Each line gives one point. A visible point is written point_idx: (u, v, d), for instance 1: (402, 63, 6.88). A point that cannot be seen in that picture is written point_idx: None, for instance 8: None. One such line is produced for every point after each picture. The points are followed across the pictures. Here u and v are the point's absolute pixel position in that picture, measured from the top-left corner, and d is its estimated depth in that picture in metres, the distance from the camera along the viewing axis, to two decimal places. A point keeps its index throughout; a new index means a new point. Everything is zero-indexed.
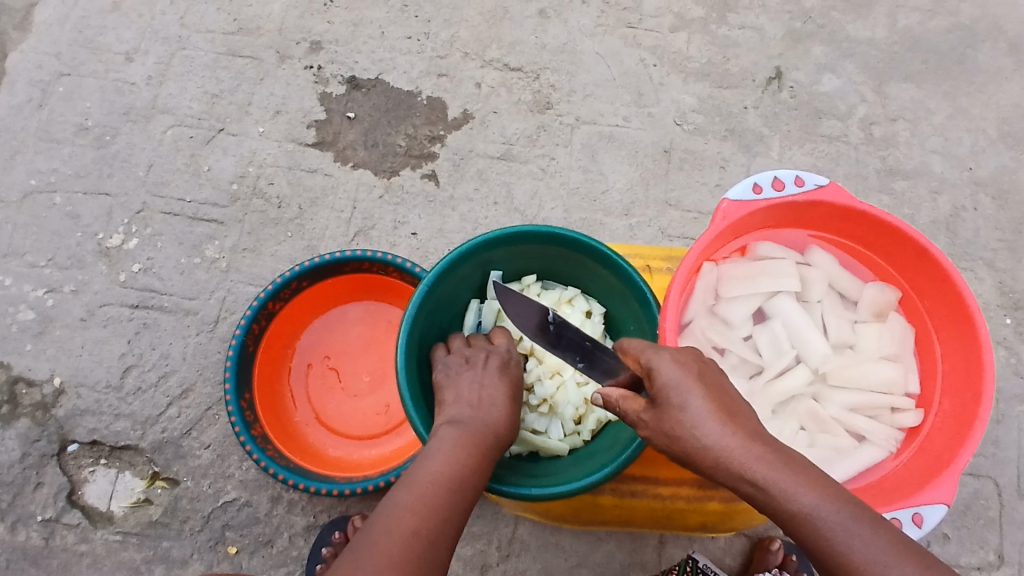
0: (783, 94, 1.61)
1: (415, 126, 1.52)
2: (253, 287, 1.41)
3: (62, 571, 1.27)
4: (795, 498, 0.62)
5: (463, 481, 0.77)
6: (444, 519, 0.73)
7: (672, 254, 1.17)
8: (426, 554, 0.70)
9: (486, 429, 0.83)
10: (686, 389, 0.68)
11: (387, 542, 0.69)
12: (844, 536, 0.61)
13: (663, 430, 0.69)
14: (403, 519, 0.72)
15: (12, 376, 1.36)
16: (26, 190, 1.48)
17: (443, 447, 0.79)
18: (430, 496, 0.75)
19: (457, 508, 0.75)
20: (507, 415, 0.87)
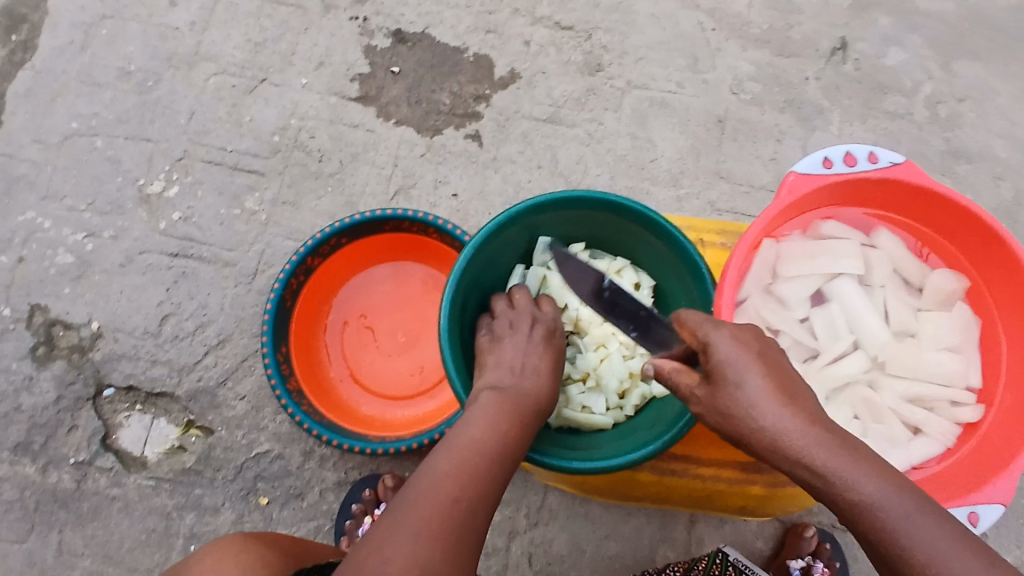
0: (846, 66, 1.53)
1: (459, 84, 1.47)
2: (292, 241, 1.40)
3: (95, 512, 1.30)
4: (855, 487, 0.59)
5: (501, 447, 0.75)
6: (480, 488, 0.71)
7: (727, 228, 1.10)
8: (462, 523, 0.68)
9: (525, 394, 0.81)
10: (743, 365, 0.65)
11: (421, 505, 0.68)
12: (905, 528, 0.57)
13: (716, 408, 0.66)
14: (440, 482, 0.70)
15: (49, 320, 1.38)
16: (67, 133, 1.47)
17: (483, 413, 0.78)
18: (468, 460, 0.73)
19: (494, 476, 0.73)
20: (548, 382, 0.85)
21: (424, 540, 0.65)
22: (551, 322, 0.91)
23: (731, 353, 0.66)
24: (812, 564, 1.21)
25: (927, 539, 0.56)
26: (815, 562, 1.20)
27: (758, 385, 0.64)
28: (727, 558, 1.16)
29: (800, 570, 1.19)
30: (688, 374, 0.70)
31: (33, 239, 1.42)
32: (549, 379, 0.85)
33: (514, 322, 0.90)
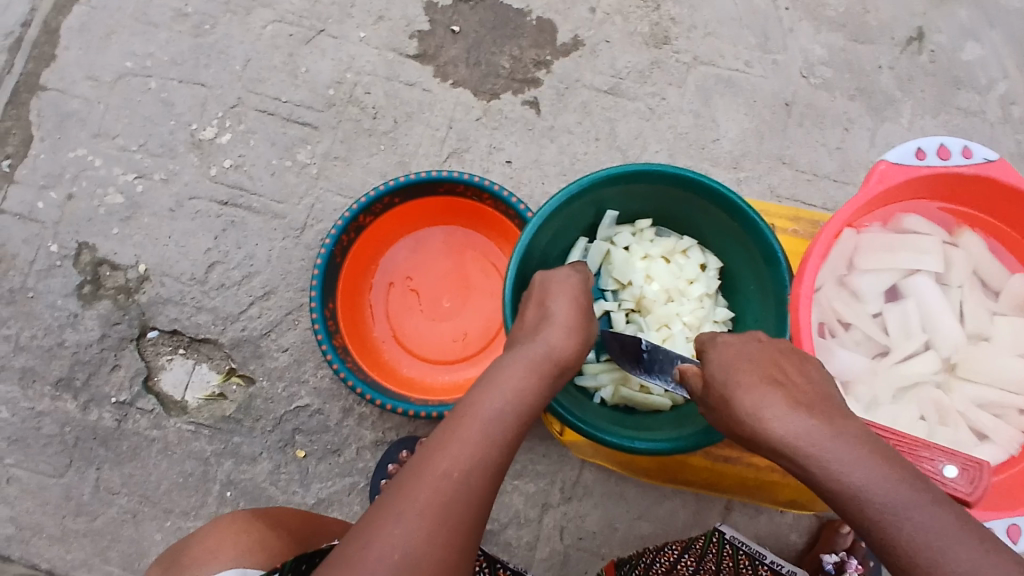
0: (922, 57, 1.46)
1: (521, 48, 1.43)
2: (341, 198, 1.38)
3: (133, 452, 1.32)
4: (848, 472, 0.57)
5: (515, 414, 0.68)
6: (479, 457, 0.64)
7: (800, 215, 1.04)
8: (454, 497, 0.62)
9: (543, 355, 0.74)
10: (737, 365, 0.71)
11: (419, 483, 0.62)
12: (899, 515, 0.55)
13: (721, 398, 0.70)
14: (442, 453, 0.64)
15: (96, 259, 1.38)
16: (121, 72, 1.45)
17: (497, 377, 0.71)
18: (476, 429, 0.66)
19: (498, 445, 0.66)
20: (572, 342, 0.77)
21: (420, 524, 0.59)
22: (582, 284, 0.84)
23: (728, 358, 0.72)
24: (846, 560, 1.20)
25: (919, 525, 0.54)
26: (849, 559, 1.19)
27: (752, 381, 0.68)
28: (724, 537, 1.16)
29: (833, 565, 1.19)
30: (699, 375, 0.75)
31: (84, 177, 1.41)
32: (574, 339, 0.77)
33: (556, 282, 0.83)
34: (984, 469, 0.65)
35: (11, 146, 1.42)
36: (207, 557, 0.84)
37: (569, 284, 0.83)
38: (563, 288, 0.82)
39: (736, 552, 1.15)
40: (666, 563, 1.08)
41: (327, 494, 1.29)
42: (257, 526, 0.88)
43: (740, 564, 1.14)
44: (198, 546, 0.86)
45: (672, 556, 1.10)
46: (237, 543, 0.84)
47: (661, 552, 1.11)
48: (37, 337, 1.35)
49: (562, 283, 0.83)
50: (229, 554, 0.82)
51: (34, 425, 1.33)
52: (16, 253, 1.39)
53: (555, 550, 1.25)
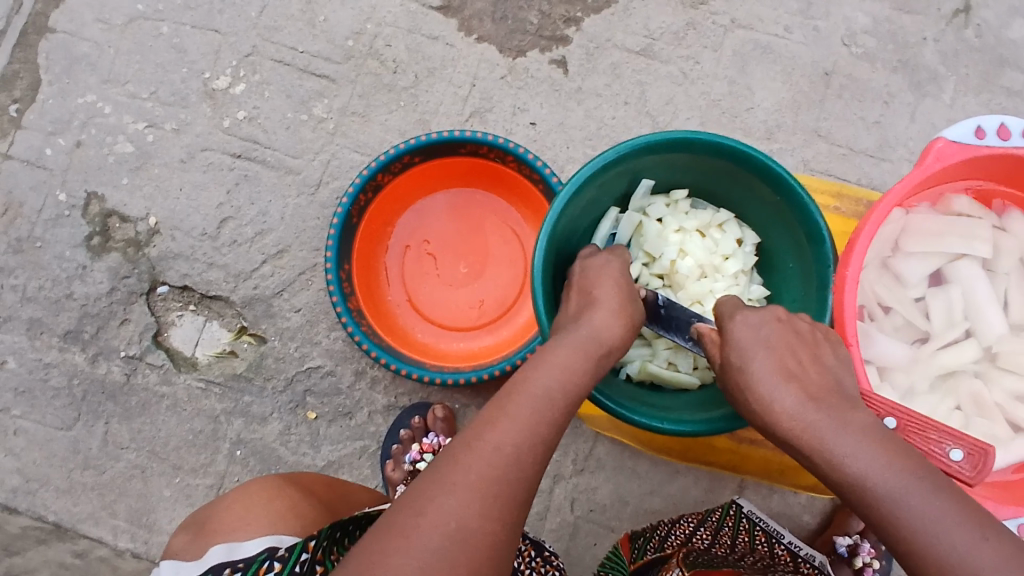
0: (968, 31, 1.39)
1: (550, 3, 1.36)
2: (358, 155, 1.34)
3: (142, 408, 1.30)
4: (851, 458, 0.59)
5: (567, 391, 0.65)
6: (529, 432, 0.61)
7: (843, 192, 0.99)
8: (504, 471, 0.58)
9: (590, 339, 0.69)
10: (754, 347, 0.69)
11: (468, 456, 0.59)
12: (889, 495, 0.56)
13: (735, 374, 0.69)
14: (492, 426, 0.61)
15: (105, 210, 1.34)
16: (132, 15, 1.39)
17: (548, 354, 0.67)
18: (526, 404, 0.63)
19: (549, 419, 0.62)
20: (620, 328, 0.71)
21: (471, 497, 0.56)
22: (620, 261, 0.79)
23: (749, 338, 0.70)
24: (859, 543, 1.18)
25: (908, 505, 0.55)
26: (862, 543, 1.18)
27: (773, 367, 0.67)
28: (740, 511, 1.15)
29: (846, 548, 1.18)
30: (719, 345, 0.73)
31: (92, 124, 1.36)
32: (627, 312, 0.73)
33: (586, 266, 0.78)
34: (989, 455, 0.60)
35: (19, 90, 1.37)
36: (235, 523, 0.79)
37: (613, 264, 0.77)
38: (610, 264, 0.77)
39: (752, 528, 1.14)
40: (681, 536, 1.08)
41: (337, 456, 1.28)
42: (283, 493, 0.86)
43: (755, 542, 1.12)
44: (225, 511, 0.83)
45: (687, 529, 1.09)
46: (266, 512, 0.81)
47: (677, 525, 1.10)
48: (45, 288, 1.33)
49: (604, 259, 0.78)
50: (259, 522, 0.79)
51: (41, 376, 1.31)
52: (23, 201, 1.35)
53: (565, 521, 1.24)
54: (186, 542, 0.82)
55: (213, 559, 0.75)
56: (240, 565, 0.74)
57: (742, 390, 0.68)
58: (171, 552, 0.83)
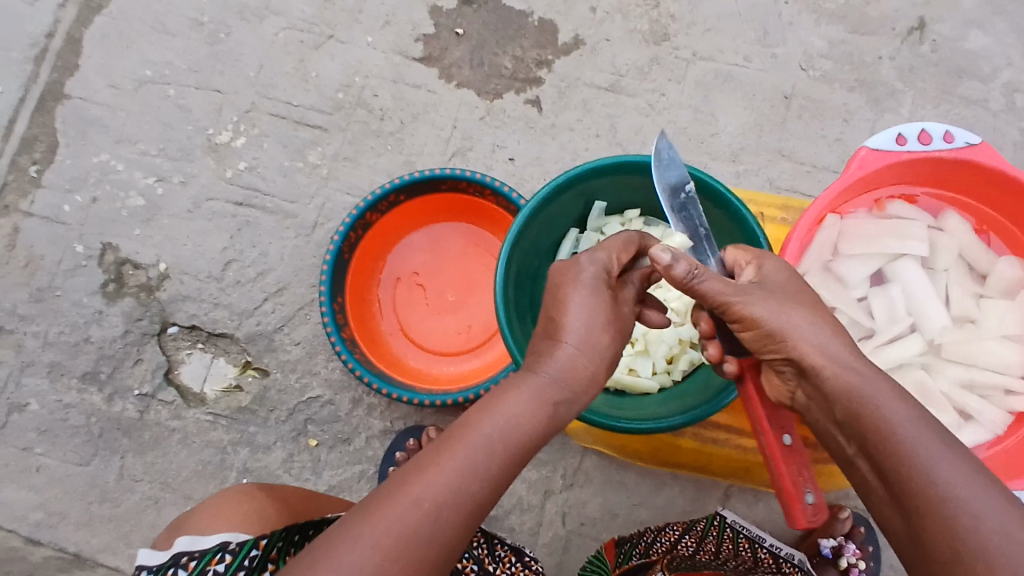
0: (922, 48, 1.46)
1: (523, 48, 1.47)
2: (351, 196, 1.44)
3: (155, 442, 1.38)
4: (889, 407, 0.63)
5: (508, 451, 0.65)
6: (455, 487, 0.62)
7: (789, 205, 1.06)
8: (418, 526, 0.60)
9: (549, 385, 0.69)
10: (785, 286, 0.71)
11: (388, 506, 0.60)
12: (913, 444, 0.60)
13: (767, 305, 0.69)
14: (419, 479, 0.62)
15: (119, 258, 1.45)
16: (142, 80, 1.53)
17: (500, 406, 0.67)
18: (458, 460, 0.63)
19: (480, 474, 0.63)
20: (589, 370, 0.72)
21: (376, 552, 0.58)
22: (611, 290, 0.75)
23: (779, 280, 0.72)
24: (843, 544, 1.21)
25: (929, 454, 0.60)
26: (847, 545, 1.20)
27: (801, 305, 0.70)
28: (724, 521, 1.18)
29: (830, 549, 1.20)
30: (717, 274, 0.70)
31: (107, 180, 1.49)
32: (592, 368, 0.72)
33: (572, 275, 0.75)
34: None
35: (39, 152, 1.50)
36: (203, 518, 0.88)
37: (602, 303, 0.73)
38: (598, 299, 0.73)
39: (736, 536, 1.17)
40: (667, 542, 1.11)
41: (338, 481, 1.34)
42: (256, 493, 0.93)
43: (739, 548, 1.16)
44: (201, 510, 0.90)
45: (673, 536, 1.12)
46: (235, 508, 0.89)
47: (662, 532, 1.14)
48: (64, 333, 1.43)
49: (597, 292, 0.74)
50: (225, 517, 0.87)
51: (61, 416, 1.40)
52: (44, 254, 1.46)
53: (557, 535, 1.28)
54: (164, 536, 0.90)
55: (181, 548, 0.84)
56: (197, 555, 0.83)
57: (775, 323, 0.68)
58: (154, 545, 0.89)
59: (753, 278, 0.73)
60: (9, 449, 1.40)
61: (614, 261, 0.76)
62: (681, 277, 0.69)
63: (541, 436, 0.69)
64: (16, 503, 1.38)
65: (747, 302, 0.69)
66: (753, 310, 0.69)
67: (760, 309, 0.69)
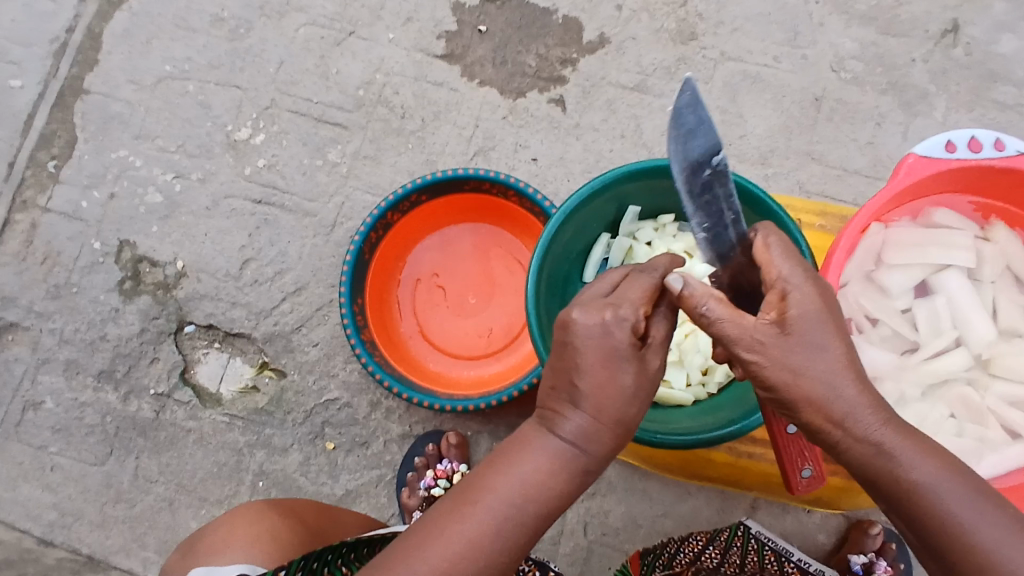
0: (956, 50, 1.42)
1: (547, 46, 1.44)
2: (371, 196, 1.41)
3: (170, 443, 1.37)
4: (913, 469, 0.59)
5: (527, 518, 0.62)
6: (480, 557, 0.61)
7: (827, 210, 1.03)
8: None
9: (575, 440, 0.63)
10: (813, 334, 0.60)
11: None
12: (945, 502, 0.58)
13: (787, 366, 0.59)
14: (438, 547, 0.61)
15: (137, 256, 1.43)
16: (160, 75, 1.51)
17: (518, 474, 0.63)
18: (478, 528, 0.61)
19: (504, 541, 0.62)
20: (623, 417, 0.64)
21: None
22: (639, 354, 0.64)
23: (810, 313, 0.60)
24: (873, 560, 1.18)
25: (963, 513, 0.58)
26: (877, 561, 1.17)
27: (828, 360, 0.59)
28: (748, 532, 1.15)
29: (860, 566, 1.17)
30: (736, 315, 0.61)
31: (125, 177, 1.47)
32: (624, 430, 0.65)
33: (590, 339, 0.63)
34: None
35: (57, 147, 1.49)
36: (219, 546, 0.85)
37: (628, 375, 0.63)
38: (625, 368, 0.63)
39: (761, 548, 1.14)
40: (690, 554, 1.08)
41: (355, 485, 1.32)
42: (269, 516, 0.90)
43: (765, 561, 1.12)
44: (212, 532, 0.89)
45: (697, 547, 1.10)
46: (250, 535, 0.86)
47: (686, 543, 1.11)
48: (80, 330, 1.41)
49: (621, 360, 0.63)
50: (239, 545, 0.84)
51: (76, 415, 1.39)
52: (60, 250, 1.45)
53: (579, 545, 1.25)
54: (178, 560, 0.89)
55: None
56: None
57: (795, 391, 0.60)
58: (167, 570, 0.89)
59: (774, 318, 0.61)
60: (25, 448, 1.39)
61: (641, 316, 0.65)
62: (694, 310, 0.62)
63: (565, 500, 0.65)
64: (31, 502, 1.37)
65: (762, 364, 0.60)
66: (771, 373, 0.60)
67: (776, 373, 0.60)
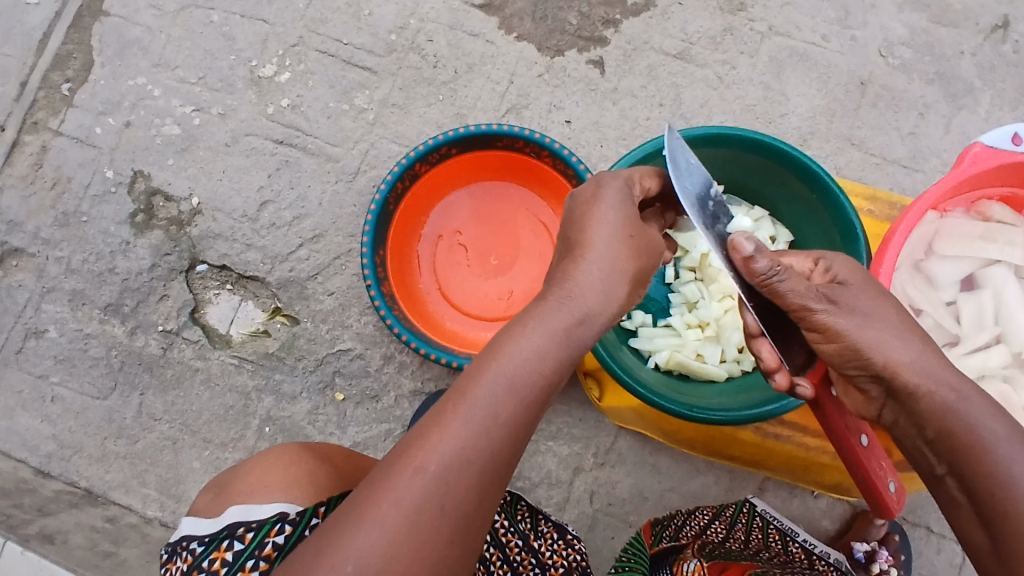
0: (1005, 46, 1.38)
1: (590, 5, 1.39)
2: (397, 145, 1.37)
3: (176, 382, 1.34)
4: (984, 425, 0.60)
5: (511, 396, 0.59)
6: (462, 443, 0.56)
7: (877, 195, 1.01)
8: (427, 491, 0.55)
9: (559, 312, 0.64)
10: (871, 291, 0.68)
11: (389, 479, 0.56)
12: (1003, 464, 0.57)
13: (855, 313, 0.66)
14: (417, 444, 0.57)
15: (151, 189, 1.39)
16: (184, 2, 1.44)
17: (496, 353, 0.61)
18: (455, 416, 0.57)
19: (489, 426, 0.58)
20: (599, 285, 0.67)
21: (384, 529, 0.53)
22: (624, 212, 0.72)
23: (854, 277, 0.68)
24: (876, 550, 1.18)
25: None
26: (880, 550, 1.18)
27: (886, 313, 0.66)
28: (754, 510, 1.15)
29: (863, 554, 1.18)
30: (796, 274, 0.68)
31: (142, 106, 1.42)
32: (604, 282, 0.67)
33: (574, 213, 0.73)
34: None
35: (72, 69, 1.43)
36: (252, 485, 0.82)
37: (610, 229, 0.70)
38: (608, 210, 0.71)
39: (766, 526, 1.14)
40: (697, 526, 1.09)
41: (363, 437, 1.31)
42: (306, 460, 0.87)
43: (770, 539, 1.13)
44: (241, 473, 0.86)
45: (703, 520, 1.10)
46: (286, 477, 0.83)
47: (692, 516, 1.11)
48: (89, 261, 1.37)
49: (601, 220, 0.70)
50: (276, 486, 0.82)
51: (81, 346, 1.36)
52: (71, 177, 1.40)
53: (584, 513, 1.25)
54: (208, 501, 0.85)
55: (232, 520, 0.79)
56: (254, 526, 0.78)
57: (861, 336, 0.65)
58: (195, 510, 0.86)
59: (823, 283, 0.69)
60: (25, 376, 1.36)
61: (636, 179, 0.75)
62: (762, 273, 0.67)
63: (550, 380, 0.62)
64: (29, 432, 1.35)
65: (830, 312, 0.66)
66: (835, 323, 0.66)
67: (843, 321, 0.66)
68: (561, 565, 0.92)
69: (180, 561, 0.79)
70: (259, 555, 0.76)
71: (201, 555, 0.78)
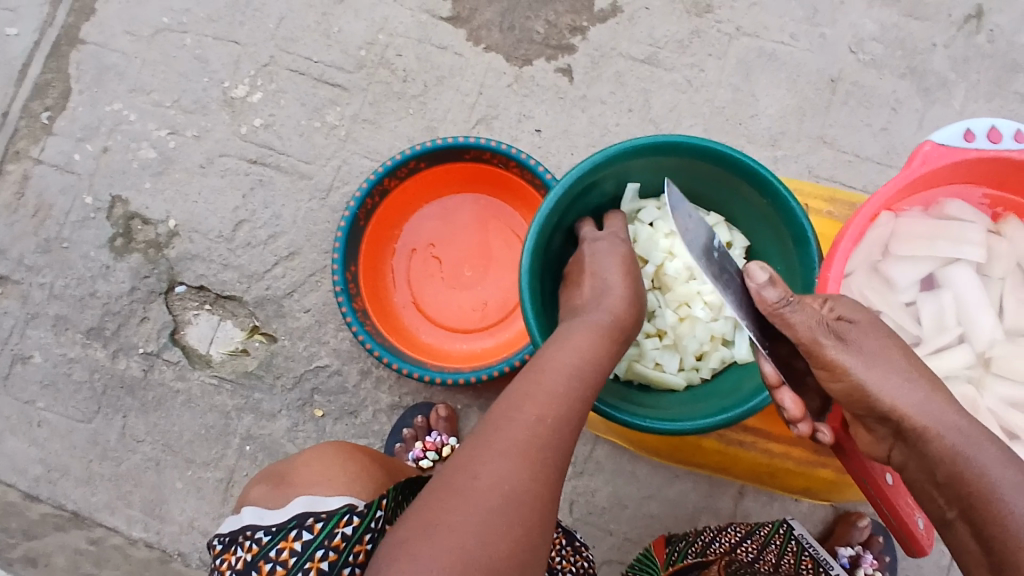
0: (978, 37, 1.37)
1: (557, 13, 1.39)
2: (369, 161, 1.38)
3: (157, 403, 1.36)
4: (992, 473, 0.57)
5: (591, 369, 0.71)
6: (566, 404, 0.67)
7: (837, 196, 1.02)
8: (546, 438, 0.64)
9: (606, 319, 0.77)
10: (876, 328, 0.65)
11: (511, 427, 0.65)
12: (1014, 515, 0.55)
13: (864, 350, 0.63)
14: (528, 403, 0.66)
15: (129, 213, 1.40)
16: (158, 27, 1.46)
17: (568, 341, 0.73)
18: (551, 383, 0.68)
19: (579, 393, 0.69)
20: (630, 306, 0.80)
21: (520, 463, 0.62)
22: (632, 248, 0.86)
23: (861, 316, 0.65)
24: (861, 554, 1.19)
25: None
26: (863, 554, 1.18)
27: (894, 354, 0.63)
28: (790, 532, 1.14)
29: (848, 558, 1.17)
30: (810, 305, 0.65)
31: (119, 131, 1.43)
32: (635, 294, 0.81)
33: (599, 253, 0.84)
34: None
35: (51, 98, 1.45)
36: (316, 478, 0.82)
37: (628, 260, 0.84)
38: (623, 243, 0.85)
39: (800, 551, 1.12)
40: (726, 544, 1.10)
41: None
42: (359, 456, 0.87)
43: (802, 565, 1.09)
44: (304, 467, 0.85)
45: (733, 538, 1.11)
46: (347, 470, 0.83)
47: (722, 533, 1.12)
48: (70, 286, 1.39)
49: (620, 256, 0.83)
50: (338, 480, 0.81)
51: (65, 370, 1.38)
52: (52, 203, 1.42)
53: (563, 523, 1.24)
54: (266, 493, 0.85)
55: (298, 510, 0.78)
56: (322, 516, 0.76)
57: (868, 375, 0.62)
58: (252, 500, 0.86)
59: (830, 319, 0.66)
60: (12, 401, 1.38)
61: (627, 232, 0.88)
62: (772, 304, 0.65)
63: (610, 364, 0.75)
64: (17, 456, 1.37)
65: (839, 349, 0.63)
66: (844, 359, 0.63)
67: (851, 358, 0.63)
68: (569, 571, 0.92)
69: (241, 552, 0.77)
70: (329, 545, 0.74)
71: (267, 544, 0.75)
